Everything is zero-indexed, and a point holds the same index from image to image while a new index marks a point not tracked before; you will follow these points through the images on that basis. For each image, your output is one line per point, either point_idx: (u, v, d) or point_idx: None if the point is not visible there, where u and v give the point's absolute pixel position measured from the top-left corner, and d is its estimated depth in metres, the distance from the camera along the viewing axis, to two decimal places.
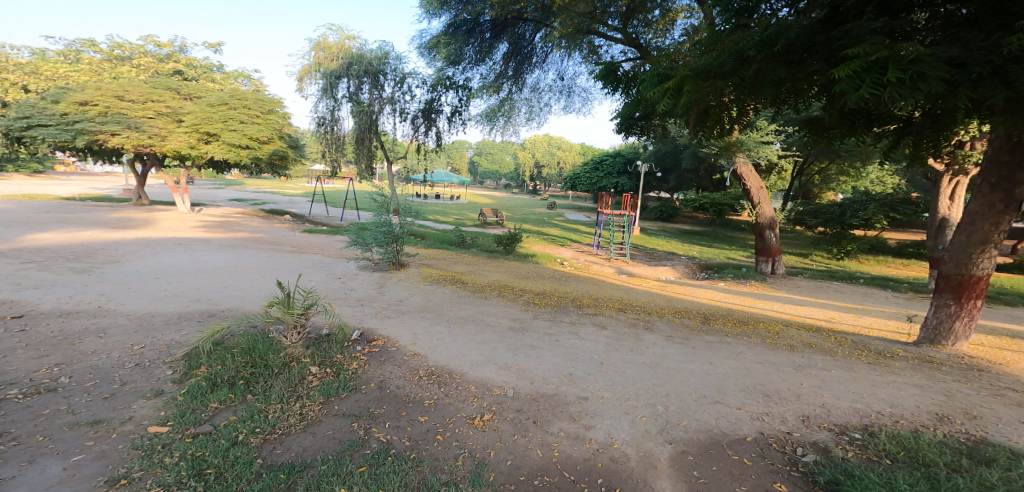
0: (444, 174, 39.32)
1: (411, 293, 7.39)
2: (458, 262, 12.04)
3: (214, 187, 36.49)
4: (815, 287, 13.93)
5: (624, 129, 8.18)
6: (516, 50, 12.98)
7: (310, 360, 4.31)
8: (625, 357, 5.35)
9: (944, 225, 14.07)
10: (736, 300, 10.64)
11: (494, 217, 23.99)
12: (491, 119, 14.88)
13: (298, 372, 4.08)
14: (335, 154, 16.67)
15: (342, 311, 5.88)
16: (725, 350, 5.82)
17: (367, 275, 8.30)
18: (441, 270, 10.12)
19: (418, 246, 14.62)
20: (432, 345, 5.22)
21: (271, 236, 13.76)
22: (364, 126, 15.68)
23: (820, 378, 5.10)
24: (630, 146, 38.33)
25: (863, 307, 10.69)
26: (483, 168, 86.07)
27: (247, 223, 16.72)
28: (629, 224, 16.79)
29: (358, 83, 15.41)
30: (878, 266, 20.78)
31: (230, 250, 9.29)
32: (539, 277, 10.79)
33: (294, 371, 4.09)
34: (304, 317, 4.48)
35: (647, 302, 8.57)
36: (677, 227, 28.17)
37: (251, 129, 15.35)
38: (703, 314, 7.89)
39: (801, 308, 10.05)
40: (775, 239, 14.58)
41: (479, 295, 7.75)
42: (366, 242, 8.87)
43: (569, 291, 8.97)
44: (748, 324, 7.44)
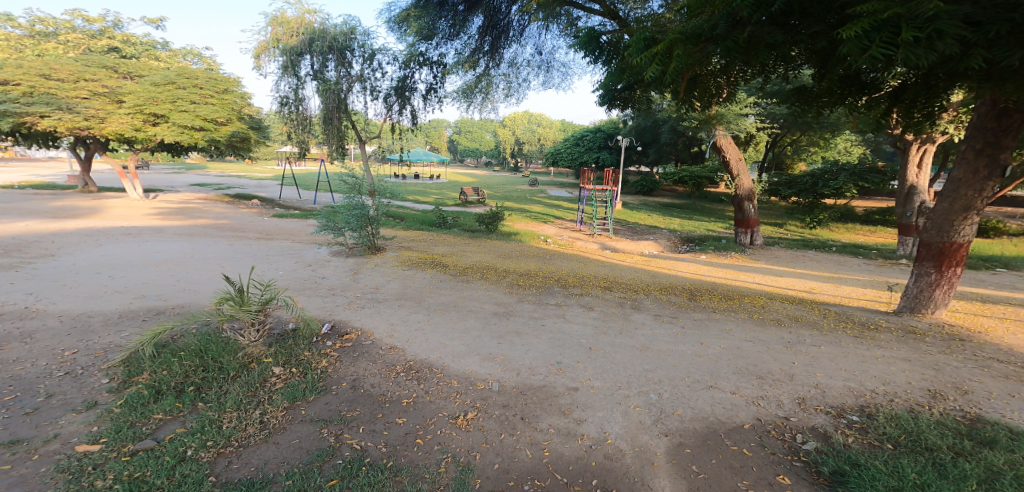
0: (422, 152, 38.33)
1: (383, 278, 6.93)
2: (438, 243, 11.63)
3: (178, 170, 34.81)
4: (792, 257, 14.04)
5: (606, 102, 7.86)
6: (492, 25, 12.30)
7: (273, 360, 3.96)
8: (614, 341, 5.07)
9: (913, 192, 14.19)
10: (719, 273, 10.46)
11: (475, 196, 23.46)
12: (468, 96, 14.29)
13: (259, 374, 3.73)
14: (302, 135, 15.83)
15: (310, 303, 5.45)
16: (714, 328, 5.57)
17: (339, 262, 7.83)
18: (419, 251, 9.68)
19: (395, 227, 14.09)
20: (411, 337, 4.87)
21: (238, 222, 13.07)
22: (333, 105, 14.86)
23: (810, 355, 4.84)
24: (610, 121, 37.90)
25: (843, 276, 10.71)
26: (462, 146, 84.60)
27: (211, 209, 15.89)
28: (612, 200, 16.56)
29: (323, 61, 14.55)
30: (848, 234, 21.23)
31: (188, 239, 8.67)
32: (521, 256, 10.45)
33: (255, 373, 3.74)
34: (262, 314, 4.08)
35: (632, 279, 8.30)
36: (657, 202, 28.13)
37: (204, 110, 14.40)
38: (689, 290, 7.69)
39: (784, 279, 9.91)
40: (754, 211, 14.51)
41: (460, 278, 7.38)
42: (338, 226, 8.36)
43: (552, 270, 8.66)
44: (734, 298, 7.23)
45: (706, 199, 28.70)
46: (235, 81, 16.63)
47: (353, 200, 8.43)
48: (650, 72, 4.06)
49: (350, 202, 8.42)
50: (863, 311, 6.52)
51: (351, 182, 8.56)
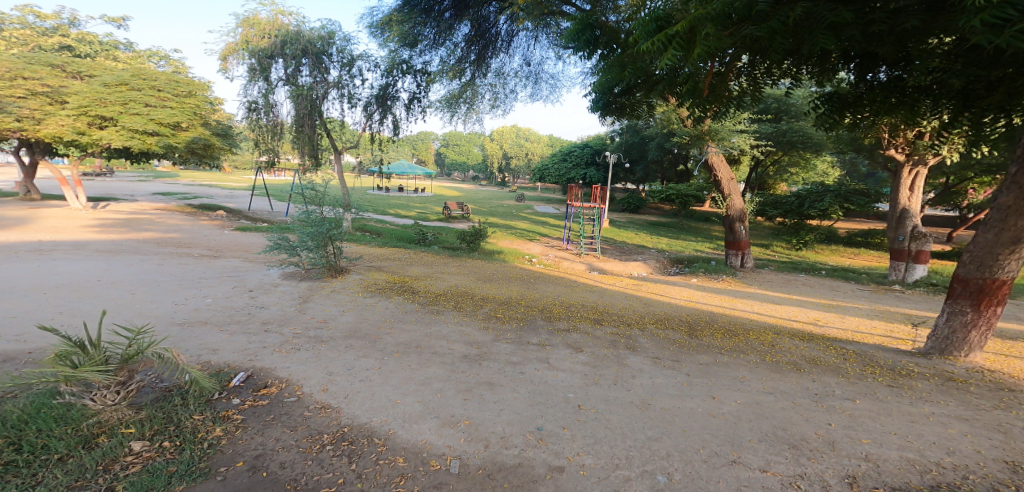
0: (406, 165, 37.31)
1: (332, 308, 5.88)
2: (413, 263, 10.59)
3: (145, 178, 33.05)
4: (785, 281, 13.40)
5: (601, 108, 7.11)
6: (478, 30, 11.51)
7: (135, 430, 3.01)
8: (608, 397, 4.12)
9: (905, 215, 13.54)
10: (715, 301, 9.61)
11: (458, 211, 22.45)
12: (451, 106, 13.40)
13: (105, 453, 2.78)
14: (271, 144, 14.19)
15: (229, 345, 4.37)
16: (724, 377, 4.64)
17: (288, 286, 6.77)
18: (384, 273, 8.62)
19: (366, 244, 12.99)
20: (352, 392, 3.84)
21: (188, 236, 11.88)
22: (304, 112, 13.40)
23: (848, 413, 3.93)
24: (598, 138, 37.52)
25: (845, 304, 9.98)
26: (448, 160, 83.78)
27: (163, 221, 14.62)
28: (600, 218, 15.81)
29: (296, 65, 13.05)
30: (834, 256, 20.88)
31: (113, 256, 7.53)
32: (500, 279, 9.47)
33: (101, 452, 2.79)
34: (125, 371, 3.25)
35: (623, 310, 7.38)
36: (643, 220, 27.58)
37: (159, 112, 13.20)
38: (687, 323, 6.82)
39: (784, 307, 9.11)
40: (745, 232, 13.86)
41: (429, 308, 6.37)
42: (291, 245, 7.19)
43: (533, 297, 7.71)
44: (739, 334, 6.34)
45: (693, 218, 28.31)
46: (199, 83, 15.45)
47: (314, 215, 7.32)
48: (667, 58, 3.26)
49: (310, 217, 7.30)
50: (884, 351, 5.70)
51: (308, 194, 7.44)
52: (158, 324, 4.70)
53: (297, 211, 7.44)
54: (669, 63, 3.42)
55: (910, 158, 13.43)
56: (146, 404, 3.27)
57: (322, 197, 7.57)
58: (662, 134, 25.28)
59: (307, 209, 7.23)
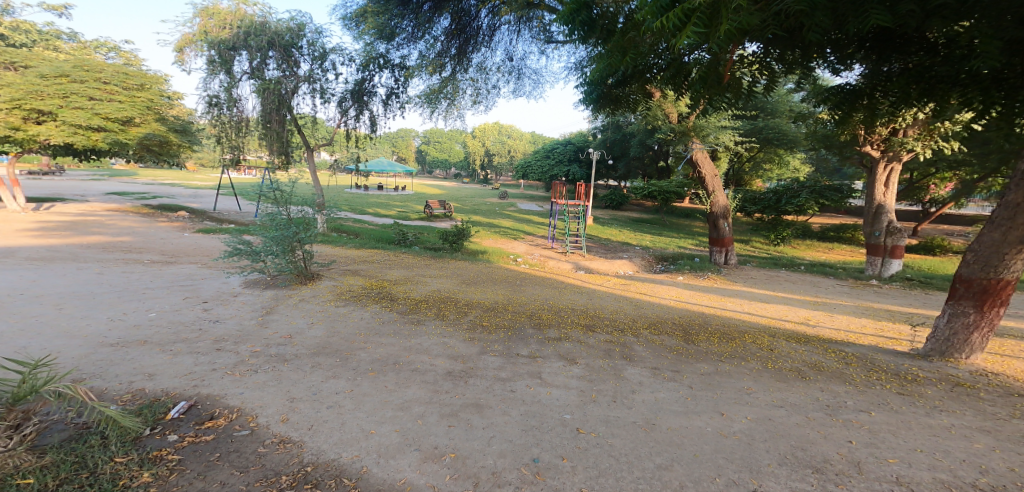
0: (385, 163, 36.37)
1: (299, 319, 5.33)
2: (392, 265, 10.02)
3: (102, 177, 31.26)
4: (767, 277, 13.36)
5: (591, 99, 6.99)
6: (459, 23, 11.02)
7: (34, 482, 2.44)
8: (610, 418, 3.73)
9: (881, 211, 13.30)
10: (704, 300, 9.38)
11: (440, 209, 21.82)
12: (432, 102, 12.80)
13: None
14: (236, 141, 13.14)
15: (170, 368, 3.80)
16: (729, 389, 4.31)
17: (250, 294, 6.17)
18: (359, 278, 8.05)
19: (341, 245, 12.33)
20: (319, 421, 3.33)
21: (142, 240, 11.02)
22: (271, 107, 12.43)
23: (867, 428, 3.63)
24: (579, 135, 37.32)
25: (831, 300, 9.88)
26: (428, 158, 82.47)
27: (115, 223, 13.61)
28: (584, 215, 15.51)
29: (262, 57, 12.05)
30: (811, 251, 21.18)
31: (48, 267, 6.77)
32: (484, 281, 9.01)
33: None
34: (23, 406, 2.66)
35: (613, 313, 7.04)
36: (625, 217, 27.51)
37: (105, 107, 12.35)
38: (681, 327, 6.52)
39: (773, 305, 8.93)
40: (728, 229, 13.76)
41: (408, 316, 5.87)
42: (253, 251, 6.56)
43: (520, 301, 7.29)
44: (735, 337, 6.06)
45: (672, 215, 28.42)
46: (152, 75, 14.43)
47: (279, 217, 6.71)
48: (685, 36, 2.95)
49: (275, 219, 6.68)
50: (883, 353, 5.47)
51: (274, 194, 6.84)
52: (85, 346, 4.10)
53: (260, 213, 6.81)
54: (685, 42, 3.14)
55: (885, 154, 13.46)
56: (51, 448, 2.70)
57: (290, 198, 6.96)
58: (644, 131, 25.21)
59: (271, 211, 6.62)
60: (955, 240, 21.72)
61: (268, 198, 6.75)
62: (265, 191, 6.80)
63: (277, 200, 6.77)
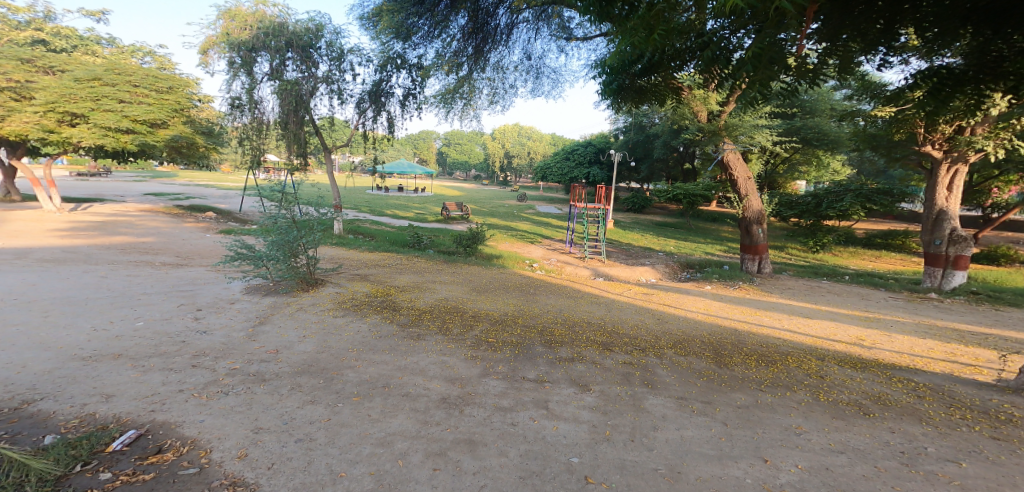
0: (408, 164, 36.34)
1: (291, 331, 4.97)
2: (402, 270, 9.64)
3: (140, 179, 32.44)
4: (807, 288, 12.35)
5: (614, 91, 6.45)
6: (475, 21, 10.58)
7: None
8: (626, 463, 3.14)
9: (942, 217, 12.11)
10: (736, 313, 8.60)
11: (458, 211, 21.49)
12: (447, 101, 12.44)
13: None
14: (257, 143, 13.10)
15: (133, 388, 3.49)
16: (773, 427, 3.63)
17: (246, 300, 5.85)
18: (364, 284, 7.67)
19: (355, 248, 12.06)
20: (281, 459, 2.89)
21: (161, 241, 11.05)
22: (289, 107, 12.27)
23: (959, 484, 2.85)
24: (603, 136, 36.39)
25: (882, 316, 8.90)
26: (451, 160, 82.62)
27: (141, 223, 13.82)
28: (606, 219, 14.81)
29: (281, 59, 11.94)
30: (854, 259, 19.77)
31: (53, 269, 6.68)
32: (496, 288, 8.50)
33: None
34: None
35: (634, 329, 6.40)
36: (650, 221, 26.52)
37: (133, 109, 12.41)
38: (713, 347, 5.83)
39: (814, 320, 8.08)
40: (763, 235, 12.81)
41: (408, 329, 5.42)
42: (254, 259, 6.15)
43: (531, 312, 6.73)
44: (774, 360, 5.33)
45: (701, 218, 27.26)
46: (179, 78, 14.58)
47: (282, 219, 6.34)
48: None
49: (277, 221, 6.32)
50: (961, 385, 4.62)
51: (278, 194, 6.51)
52: (54, 360, 3.85)
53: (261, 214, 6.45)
54: None
55: (948, 154, 12.24)
56: None
57: (294, 200, 6.60)
58: (670, 132, 24.21)
59: (274, 213, 6.27)
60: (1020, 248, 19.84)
61: (272, 199, 6.40)
62: (268, 191, 6.45)
63: (280, 202, 6.42)
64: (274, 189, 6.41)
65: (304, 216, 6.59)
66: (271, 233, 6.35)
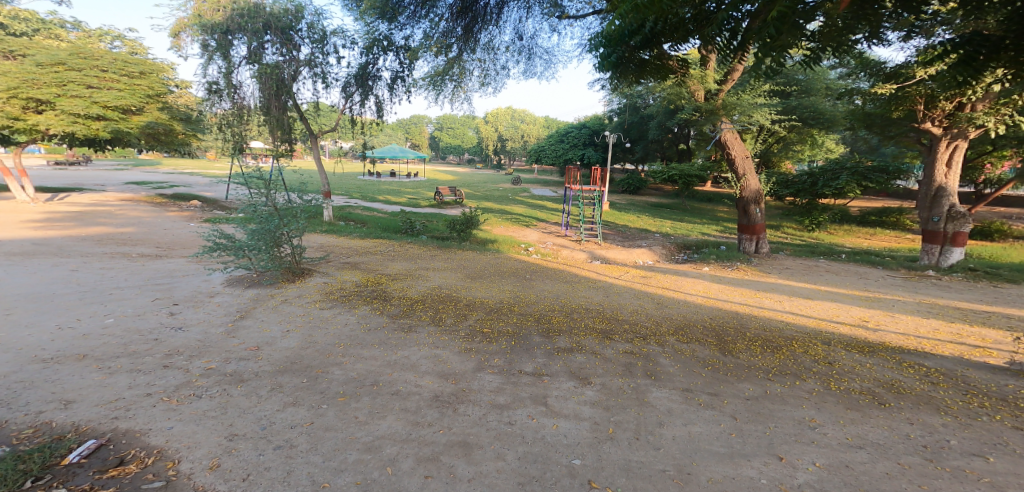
0: (398, 148, 35.69)
1: (274, 325, 4.70)
2: (393, 257, 9.36)
3: (124, 167, 31.66)
4: (804, 267, 12.23)
5: (608, 67, 6.09)
6: (464, 1, 10.09)
7: None
8: (632, 465, 2.93)
9: (941, 193, 11.89)
10: (736, 295, 8.43)
11: (451, 195, 21.12)
12: (436, 84, 11.99)
13: None
14: (238, 130, 12.51)
15: (96, 393, 3.23)
16: (785, 420, 3.44)
17: (227, 292, 5.56)
18: (355, 273, 7.40)
19: (346, 235, 11.73)
20: (257, 469, 2.65)
21: (141, 231, 10.67)
22: (270, 91, 11.76)
23: (988, 482, 2.67)
24: (596, 117, 35.84)
25: (883, 295, 8.76)
26: (443, 143, 81.56)
27: (122, 212, 13.36)
28: (601, 201, 14.54)
29: (259, 41, 11.40)
30: (850, 237, 19.70)
31: (21, 264, 6.33)
32: (491, 274, 8.25)
33: None
34: None
35: (634, 315, 6.20)
36: (645, 202, 26.28)
37: (103, 95, 11.98)
38: (715, 333, 5.64)
39: (815, 301, 7.92)
40: (761, 215, 12.61)
41: (398, 321, 5.17)
42: (232, 251, 5.85)
43: (527, 299, 6.50)
44: (780, 345, 5.15)
45: (696, 198, 27.05)
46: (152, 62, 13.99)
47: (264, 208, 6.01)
48: None
49: (259, 210, 5.98)
50: (974, 370, 4.46)
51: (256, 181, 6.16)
52: (12, 363, 3.56)
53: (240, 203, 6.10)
54: None
55: (947, 131, 11.99)
56: None
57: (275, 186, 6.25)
58: (665, 111, 23.81)
59: (256, 201, 5.94)
60: (1014, 223, 19.83)
61: (251, 186, 6.05)
62: (246, 178, 6.09)
63: (261, 189, 6.08)
64: (253, 176, 6.05)
65: (287, 204, 6.26)
66: (252, 222, 6.00)
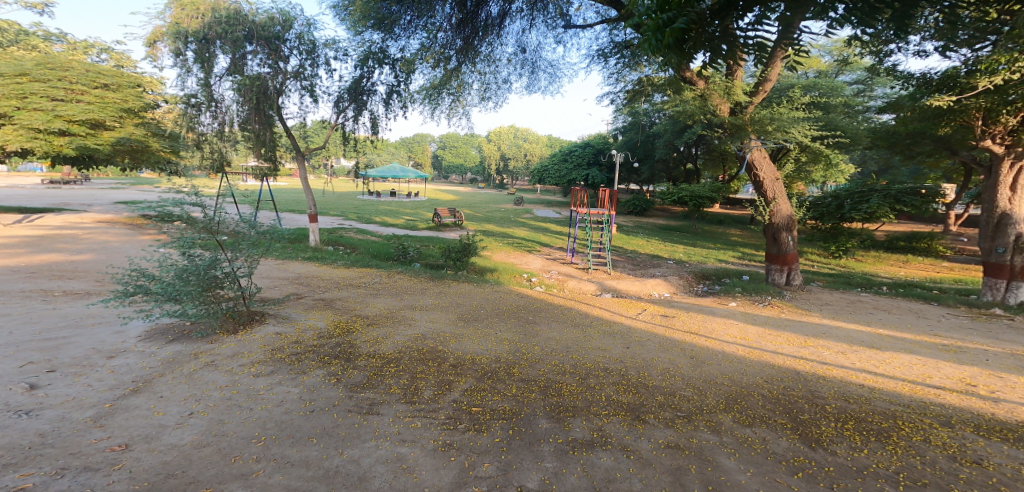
0: (398, 168, 34.88)
1: (173, 403, 3.37)
2: (371, 291, 8.05)
3: (122, 185, 31.19)
4: (846, 303, 10.77)
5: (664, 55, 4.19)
6: (464, 10, 9.06)
7: None
8: None
9: (1005, 221, 10.42)
10: (783, 342, 6.93)
11: (450, 217, 19.94)
12: (432, 98, 10.93)
13: None
14: (213, 147, 11.37)
15: None
16: None
17: (132, 347, 4.23)
18: (322, 315, 6.04)
19: (328, 263, 10.44)
20: None
21: (94, 257, 9.49)
22: (253, 104, 10.67)
23: None
24: (600, 136, 34.83)
25: (961, 344, 7.29)
26: (446, 163, 80.98)
27: (86, 235, 12.24)
28: (611, 225, 13.29)
29: (240, 51, 10.37)
30: (882, 265, 18.21)
31: None
32: (487, 315, 6.87)
33: None
34: None
35: (666, 380, 4.79)
36: (655, 224, 24.92)
37: (68, 108, 11.53)
38: (784, 407, 4.25)
39: (886, 352, 6.46)
40: (793, 244, 11.21)
41: (354, 395, 3.80)
42: (155, 299, 4.45)
43: (528, 355, 5.13)
44: (885, 430, 3.80)
45: (708, 221, 25.71)
46: (125, 73, 13.62)
47: (206, 219, 4.68)
48: None
49: (195, 221, 4.63)
50: None
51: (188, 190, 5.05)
52: None
53: (157, 226, 4.68)
54: None
55: (1010, 150, 10.58)
56: None
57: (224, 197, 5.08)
58: (671, 130, 22.66)
59: (199, 210, 4.62)
60: None
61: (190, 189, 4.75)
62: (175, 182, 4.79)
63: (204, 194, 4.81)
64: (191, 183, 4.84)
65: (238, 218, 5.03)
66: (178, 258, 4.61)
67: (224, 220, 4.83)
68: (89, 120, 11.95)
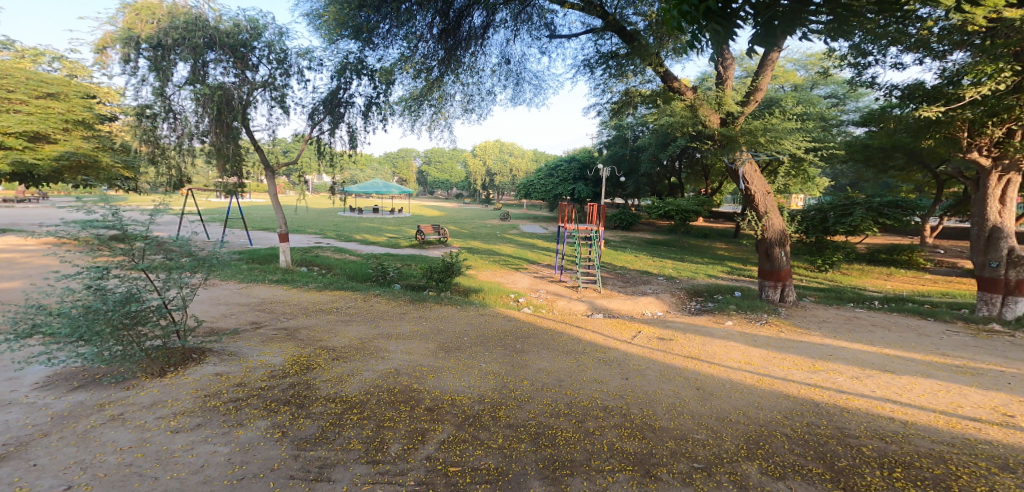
0: (380, 183, 34.08)
1: (47, 474, 2.64)
2: (341, 317, 7.28)
3: None
4: (843, 319, 10.36)
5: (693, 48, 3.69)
6: (447, 20, 8.57)
7: None
8: None
9: (997, 234, 10.17)
10: (791, 366, 6.36)
11: (433, 234, 19.31)
12: (412, 110, 10.34)
13: None
14: (171, 162, 10.52)
15: None
16: None
17: (22, 401, 3.45)
18: (280, 349, 5.25)
19: (299, 285, 9.62)
20: None
21: (28, 284, 8.54)
22: (217, 114, 9.94)
23: None
24: (584, 151, 34.58)
25: (974, 365, 6.85)
26: (430, 179, 80.25)
27: (29, 258, 11.20)
28: (598, 241, 12.76)
29: (202, 60, 9.65)
30: (868, 278, 18.09)
31: None
32: (470, 344, 6.15)
33: None
34: None
35: (674, 419, 4.16)
36: (640, 239, 24.60)
37: (2, 119, 10.86)
38: (816, 451, 3.66)
39: (902, 376, 5.95)
40: (787, 259, 10.82)
41: (302, 456, 3.08)
42: (56, 340, 3.69)
43: (516, 393, 4.45)
44: (941, 479, 3.27)
45: (693, 235, 25.52)
46: (74, 82, 12.86)
47: (132, 242, 4.01)
48: None
49: (115, 246, 3.95)
50: None
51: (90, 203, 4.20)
52: None
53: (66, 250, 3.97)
54: None
55: (997, 163, 10.32)
56: None
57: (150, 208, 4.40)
58: (654, 144, 22.44)
59: (125, 232, 3.93)
60: None
61: (106, 205, 4.00)
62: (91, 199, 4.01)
63: (125, 211, 4.10)
64: (107, 194, 4.09)
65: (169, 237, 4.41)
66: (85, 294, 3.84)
67: (154, 239, 4.22)
68: (26, 131, 11.25)
